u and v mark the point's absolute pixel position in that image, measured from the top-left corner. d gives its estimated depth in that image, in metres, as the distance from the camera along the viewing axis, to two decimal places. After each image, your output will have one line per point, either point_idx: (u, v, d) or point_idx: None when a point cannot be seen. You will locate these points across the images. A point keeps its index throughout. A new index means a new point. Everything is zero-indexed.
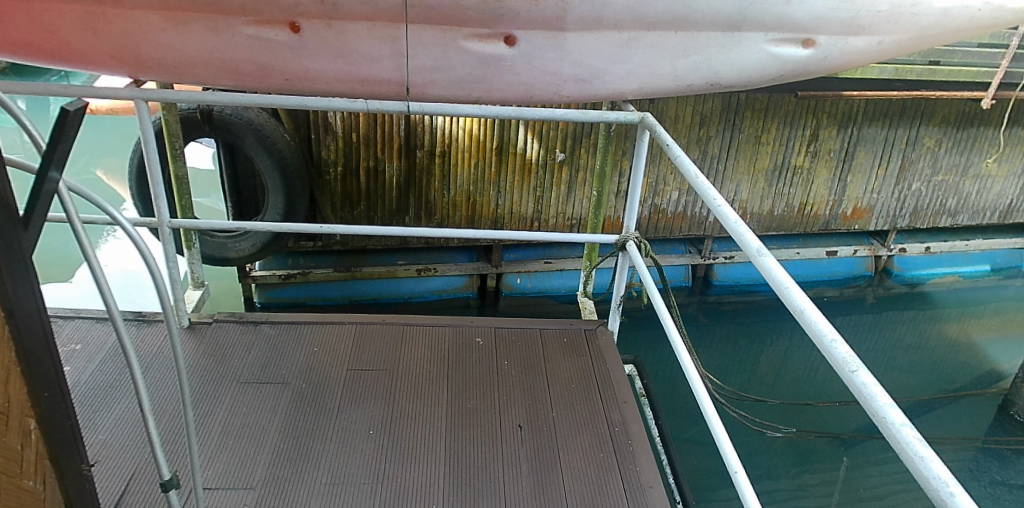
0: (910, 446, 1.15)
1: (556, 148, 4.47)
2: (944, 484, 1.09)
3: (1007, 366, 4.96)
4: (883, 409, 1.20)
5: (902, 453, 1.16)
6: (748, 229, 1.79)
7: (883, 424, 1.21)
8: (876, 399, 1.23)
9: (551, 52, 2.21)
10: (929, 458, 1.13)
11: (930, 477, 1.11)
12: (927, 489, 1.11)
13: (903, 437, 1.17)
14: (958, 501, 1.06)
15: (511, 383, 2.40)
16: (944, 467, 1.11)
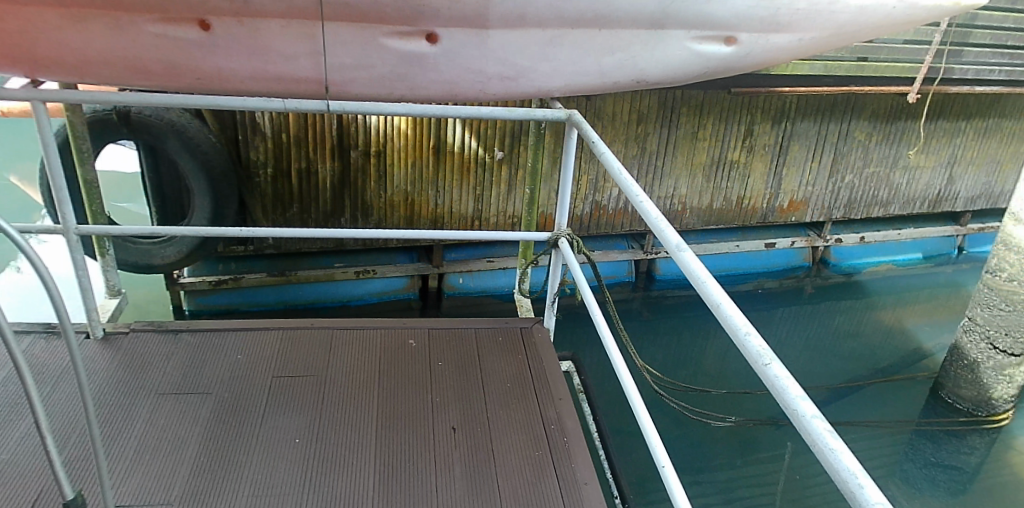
0: (821, 439, 1.16)
1: (495, 146, 4.47)
2: (852, 476, 1.10)
3: (931, 345, 5.19)
4: (795, 402, 1.22)
5: (813, 446, 1.17)
6: (668, 224, 1.80)
7: (795, 416, 1.22)
8: (788, 391, 1.24)
9: (474, 49, 2.19)
10: (839, 450, 1.13)
11: (840, 469, 1.11)
12: (837, 481, 1.12)
13: (814, 429, 1.18)
14: (867, 495, 1.06)
15: (445, 383, 2.38)
16: (854, 459, 1.12)
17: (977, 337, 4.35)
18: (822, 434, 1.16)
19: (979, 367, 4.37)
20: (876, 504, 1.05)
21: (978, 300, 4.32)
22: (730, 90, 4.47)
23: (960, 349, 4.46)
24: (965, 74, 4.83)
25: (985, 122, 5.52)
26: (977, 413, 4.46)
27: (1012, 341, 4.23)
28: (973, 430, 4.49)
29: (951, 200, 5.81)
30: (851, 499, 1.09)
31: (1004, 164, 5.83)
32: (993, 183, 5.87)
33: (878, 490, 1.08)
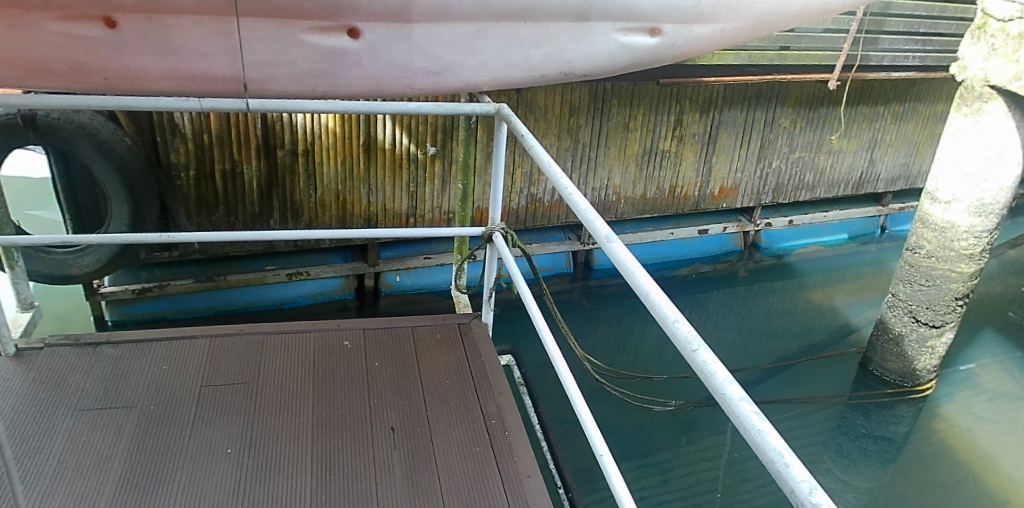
0: (748, 420, 1.18)
1: (427, 142, 4.51)
2: (779, 455, 1.12)
3: (858, 320, 5.46)
4: (723, 386, 1.24)
5: (741, 428, 1.19)
6: (598, 215, 1.81)
7: (723, 400, 1.25)
8: (716, 375, 1.26)
9: (399, 44, 2.14)
10: (766, 431, 1.16)
11: (767, 450, 1.14)
12: (764, 462, 1.14)
13: (741, 412, 1.20)
14: (793, 473, 1.09)
15: (382, 384, 2.35)
16: (780, 439, 1.14)
17: (900, 311, 4.55)
18: (749, 416, 1.18)
19: (904, 340, 4.57)
20: (802, 482, 1.08)
21: (900, 276, 4.53)
22: (658, 81, 4.54)
23: (885, 323, 4.68)
24: (881, 61, 5.04)
25: (901, 106, 5.77)
26: (904, 384, 4.67)
27: (933, 313, 4.41)
28: (901, 401, 4.72)
29: (872, 182, 6.08)
30: (779, 478, 1.11)
31: (920, 146, 6.12)
32: (910, 165, 6.16)
33: (803, 467, 1.10)
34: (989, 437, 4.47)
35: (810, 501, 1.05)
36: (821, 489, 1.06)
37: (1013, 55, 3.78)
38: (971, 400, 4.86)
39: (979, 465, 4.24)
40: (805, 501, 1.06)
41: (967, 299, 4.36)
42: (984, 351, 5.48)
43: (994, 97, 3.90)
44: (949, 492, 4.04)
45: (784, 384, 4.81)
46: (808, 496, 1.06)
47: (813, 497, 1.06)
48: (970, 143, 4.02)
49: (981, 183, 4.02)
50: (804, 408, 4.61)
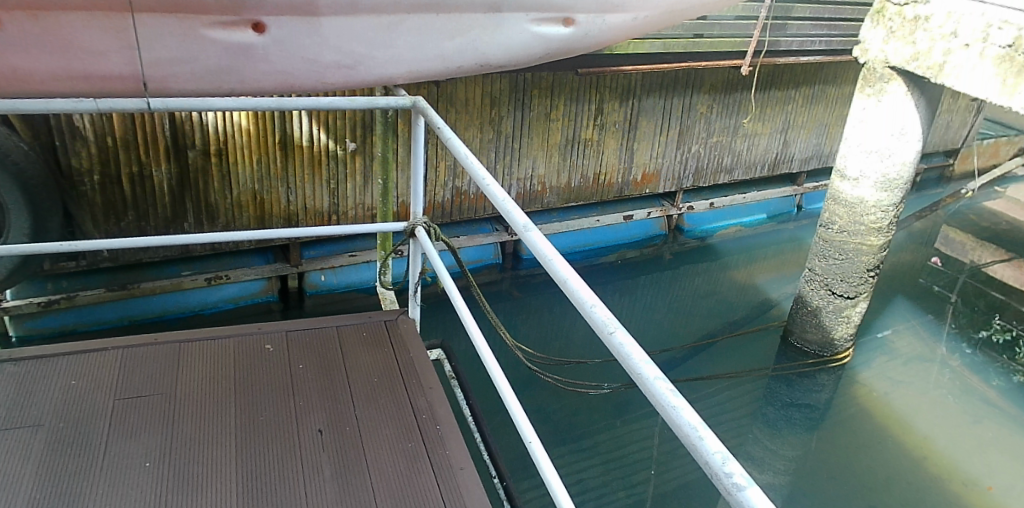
0: (663, 397, 1.21)
1: (346, 137, 4.45)
2: (693, 430, 1.16)
3: (777, 296, 5.74)
4: (639, 367, 1.27)
5: (657, 405, 1.22)
6: (514, 205, 1.82)
7: (639, 379, 1.28)
8: (632, 357, 1.29)
9: (307, 37, 2.09)
10: (680, 407, 1.19)
11: (681, 425, 1.17)
12: (680, 436, 1.17)
13: (657, 390, 1.23)
14: (706, 444, 1.12)
15: (309, 386, 2.31)
16: (694, 414, 1.17)
17: (817, 285, 4.77)
18: (664, 393, 1.21)
19: (821, 312, 4.80)
20: (716, 453, 1.12)
21: (815, 251, 4.74)
22: (577, 71, 4.59)
23: (804, 297, 4.89)
24: (789, 46, 5.25)
25: (811, 88, 6.03)
26: (823, 354, 4.90)
27: (847, 284, 4.63)
28: (821, 370, 4.95)
29: (787, 163, 6.34)
30: (694, 451, 1.15)
31: (830, 127, 6.42)
32: (822, 145, 6.46)
33: (716, 439, 1.14)
34: (903, 401, 4.80)
35: (723, 471, 1.10)
36: (733, 458, 1.10)
37: (909, 37, 4.00)
38: (887, 365, 5.17)
39: (894, 426, 4.56)
40: (719, 471, 1.10)
41: (878, 270, 4.61)
42: (896, 318, 5.82)
43: (894, 78, 4.11)
44: (869, 454, 4.32)
45: (708, 359, 5.01)
46: (722, 466, 1.10)
47: (726, 466, 1.10)
48: (874, 122, 4.24)
49: (885, 159, 4.24)
50: (730, 383, 4.79)
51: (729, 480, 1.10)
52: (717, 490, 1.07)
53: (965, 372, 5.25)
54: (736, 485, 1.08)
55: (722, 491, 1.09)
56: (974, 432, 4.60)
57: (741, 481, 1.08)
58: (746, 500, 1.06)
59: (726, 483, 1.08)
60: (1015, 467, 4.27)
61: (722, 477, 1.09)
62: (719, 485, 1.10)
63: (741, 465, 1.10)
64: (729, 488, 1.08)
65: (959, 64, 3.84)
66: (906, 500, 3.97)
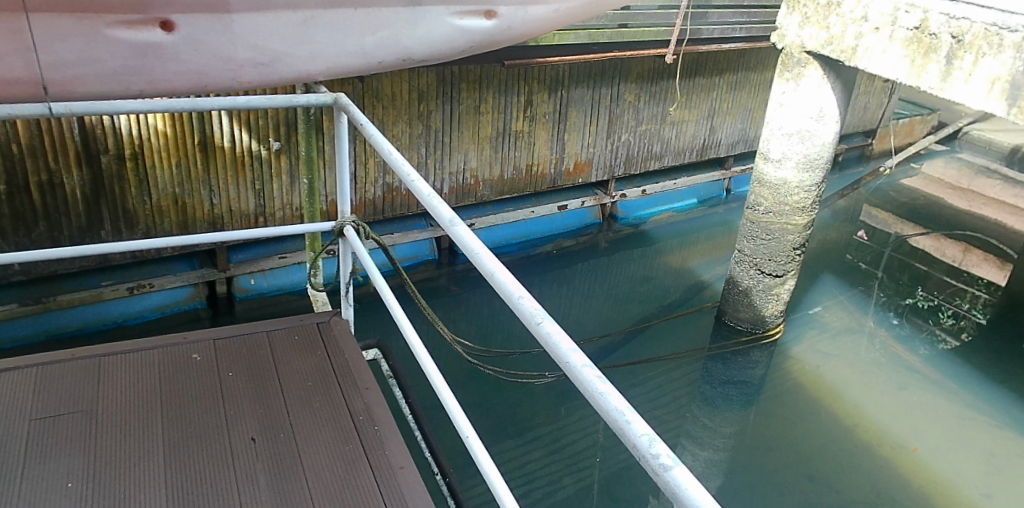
0: (591, 384, 1.23)
1: (270, 137, 4.35)
2: (621, 414, 1.18)
3: (710, 277, 5.94)
4: (567, 355, 1.28)
5: (585, 391, 1.23)
6: (440, 199, 1.77)
7: (568, 368, 1.29)
8: (560, 346, 1.30)
9: (219, 35, 2.01)
10: (607, 392, 1.21)
11: (610, 410, 1.19)
12: (608, 421, 1.19)
13: (585, 377, 1.24)
14: (634, 428, 1.14)
15: (241, 394, 2.25)
16: (621, 398, 1.19)
17: (747, 266, 4.92)
18: (591, 380, 1.23)
19: (752, 291, 4.96)
20: (642, 436, 1.14)
21: (743, 233, 4.89)
22: (502, 63, 4.61)
23: (735, 277, 5.05)
24: (711, 34, 5.41)
25: (734, 75, 6.21)
26: (755, 331, 5.06)
27: (775, 263, 4.80)
28: (754, 347, 5.12)
29: (714, 148, 6.53)
30: (622, 434, 1.16)
31: (754, 113, 6.64)
32: (747, 130, 6.67)
33: (643, 422, 1.16)
34: (834, 372, 5.02)
35: (650, 452, 1.12)
36: (659, 440, 1.12)
37: (824, 22, 4.14)
38: (818, 339, 5.39)
39: (827, 398, 4.76)
40: (646, 453, 1.11)
41: (803, 248, 4.79)
42: (824, 294, 6.07)
43: (812, 62, 4.26)
44: (805, 426, 4.50)
45: (648, 342, 5.13)
46: (648, 447, 1.12)
47: (653, 447, 1.12)
48: (794, 105, 4.39)
49: (805, 140, 4.41)
50: (666, 365, 4.95)
51: (656, 461, 1.12)
52: (644, 471, 1.09)
53: (892, 342, 5.52)
54: (663, 466, 1.10)
55: (650, 472, 1.11)
56: (901, 398, 4.84)
57: (667, 461, 1.10)
58: (673, 479, 1.09)
59: (653, 463, 1.10)
60: (938, 430, 4.54)
61: (649, 459, 1.11)
62: (647, 467, 1.12)
63: (667, 445, 1.12)
64: (656, 469, 1.10)
65: (870, 47, 4.02)
66: (840, 467, 4.16)
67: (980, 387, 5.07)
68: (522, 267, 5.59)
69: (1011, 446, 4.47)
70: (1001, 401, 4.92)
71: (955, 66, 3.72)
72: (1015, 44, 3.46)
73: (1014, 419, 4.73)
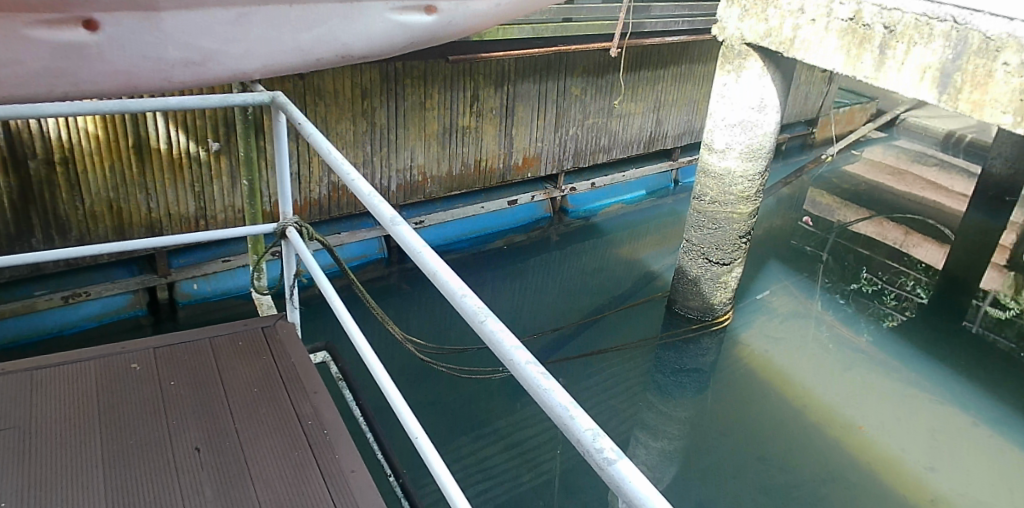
0: (535, 381, 1.23)
1: (208, 137, 4.24)
2: (564, 409, 1.19)
3: (659, 267, 6.06)
4: (511, 352, 1.28)
5: (529, 388, 1.23)
6: (382, 198, 1.69)
7: (511, 365, 1.29)
8: (504, 343, 1.29)
9: (147, 34, 1.76)
10: (551, 388, 1.21)
11: (553, 406, 1.19)
12: (553, 417, 1.19)
13: (529, 374, 1.24)
14: (578, 423, 1.15)
15: (183, 404, 2.19)
16: (565, 394, 1.20)
17: (695, 255, 5.02)
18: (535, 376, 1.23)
19: (701, 280, 5.05)
20: (586, 430, 1.15)
21: (690, 223, 4.97)
22: (446, 58, 4.58)
23: (683, 267, 5.13)
24: (654, 27, 5.50)
25: (679, 67, 6.31)
26: (705, 319, 5.16)
27: (722, 252, 4.91)
28: (704, 334, 5.24)
29: (661, 140, 6.63)
30: (566, 429, 1.17)
31: (699, 104, 6.76)
32: (693, 121, 6.80)
33: (586, 416, 1.17)
34: (781, 356, 5.17)
35: (594, 446, 1.13)
36: (602, 433, 1.13)
37: (762, 15, 4.23)
38: (766, 324, 5.53)
39: (776, 382, 4.89)
40: (589, 447, 1.12)
41: (749, 237, 4.91)
42: (770, 279, 6.23)
43: (751, 54, 4.36)
44: (757, 410, 4.62)
45: (600, 333, 5.21)
46: (592, 442, 1.13)
47: (596, 442, 1.13)
48: (736, 96, 4.48)
49: (747, 131, 4.51)
50: (619, 356, 5.03)
51: (600, 455, 1.13)
52: (588, 466, 1.10)
53: (838, 324, 5.68)
54: (607, 460, 1.11)
55: (594, 466, 1.12)
56: (846, 378, 5.01)
57: (611, 454, 1.11)
58: (617, 472, 1.10)
59: (597, 458, 1.11)
60: (882, 408, 4.71)
61: (593, 453, 1.12)
62: (591, 460, 1.13)
63: (611, 439, 1.14)
64: (600, 463, 1.11)
65: (807, 39, 4.13)
66: (791, 449, 4.28)
67: (916, 364, 5.30)
68: (473, 263, 5.58)
69: (949, 420, 4.68)
70: (939, 378, 5.15)
71: (888, 56, 3.84)
72: (943, 33, 3.61)
73: (952, 394, 4.96)
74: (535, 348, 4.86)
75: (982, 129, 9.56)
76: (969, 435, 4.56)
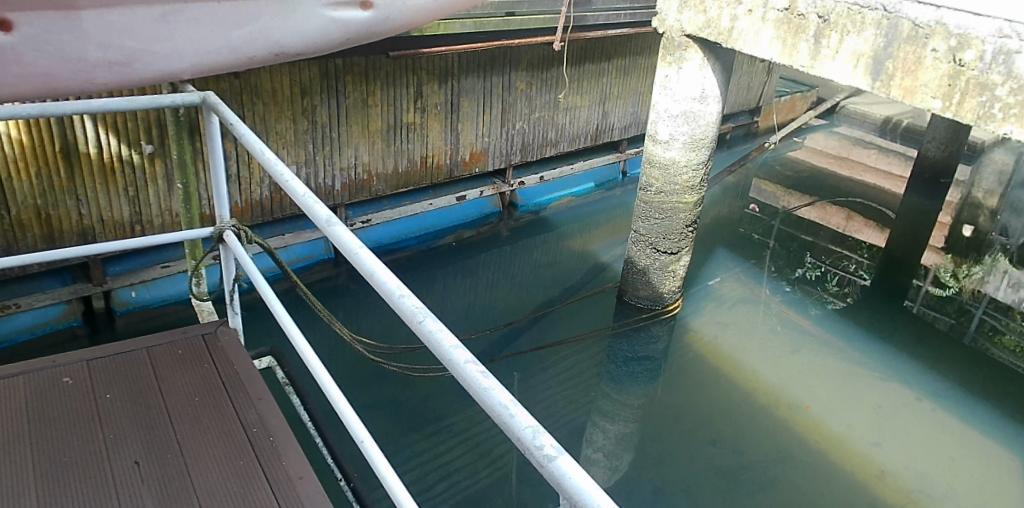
0: (475, 380, 1.21)
1: (141, 140, 4.10)
2: (505, 407, 1.17)
3: (608, 258, 6.14)
4: (450, 352, 1.26)
5: (470, 388, 1.21)
6: (316, 198, 1.66)
7: (451, 364, 1.26)
8: (443, 343, 1.27)
9: (63, 34, 1.47)
10: (492, 387, 1.19)
11: (493, 405, 1.18)
12: (493, 416, 1.18)
13: (468, 373, 1.22)
14: (518, 421, 1.14)
15: (121, 418, 2.11)
16: (505, 392, 1.18)
17: (644, 245, 5.08)
18: (476, 376, 1.21)
19: (649, 270, 5.12)
20: (527, 428, 1.14)
21: (638, 213, 5.03)
22: (387, 54, 4.55)
23: (632, 258, 5.20)
24: (596, 20, 5.57)
25: (623, 59, 6.37)
26: (655, 308, 5.24)
27: (669, 242, 4.98)
28: (655, 322, 5.32)
29: (608, 132, 6.70)
30: (507, 428, 1.16)
31: (644, 95, 6.84)
32: (639, 113, 6.88)
33: (527, 414, 1.16)
34: (730, 341, 5.28)
35: (535, 444, 1.12)
36: (543, 431, 1.13)
37: (701, 6, 4.29)
38: (714, 310, 5.64)
39: (726, 367, 4.99)
40: (530, 445, 1.12)
41: (694, 225, 5.00)
42: (719, 267, 6.36)
43: (691, 46, 4.43)
44: (709, 395, 4.71)
45: (553, 325, 5.25)
46: (533, 439, 1.13)
47: (538, 439, 1.13)
48: (678, 87, 4.54)
49: (690, 122, 4.58)
50: (571, 348, 5.07)
51: (541, 452, 1.13)
52: (529, 464, 1.09)
53: (784, 308, 5.83)
54: (548, 457, 1.11)
55: (535, 464, 1.12)
56: (792, 360, 5.15)
57: (552, 451, 1.11)
58: (558, 469, 1.09)
59: (538, 455, 1.11)
60: (828, 387, 4.87)
61: (534, 451, 1.12)
62: (533, 458, 1.13)
63: (551, 436, 1.13)
64: (541, 460, 1.11)
65: (744, 29, 4.21)
66: (741, 431, 4.39)
67: (857, 342, 5.50)
68: (423, 259, 5.55)
69: (892, 396, 4.86)
70: (881, 356, 5.34)
71: (823, 45, 3.94)
72: (874, 21, 3.71)
73: (892, 370, 5.16)
74: (487, 345, 4.87)
75: (917, 114, 9.90)
76: (911, 409, 4.75)
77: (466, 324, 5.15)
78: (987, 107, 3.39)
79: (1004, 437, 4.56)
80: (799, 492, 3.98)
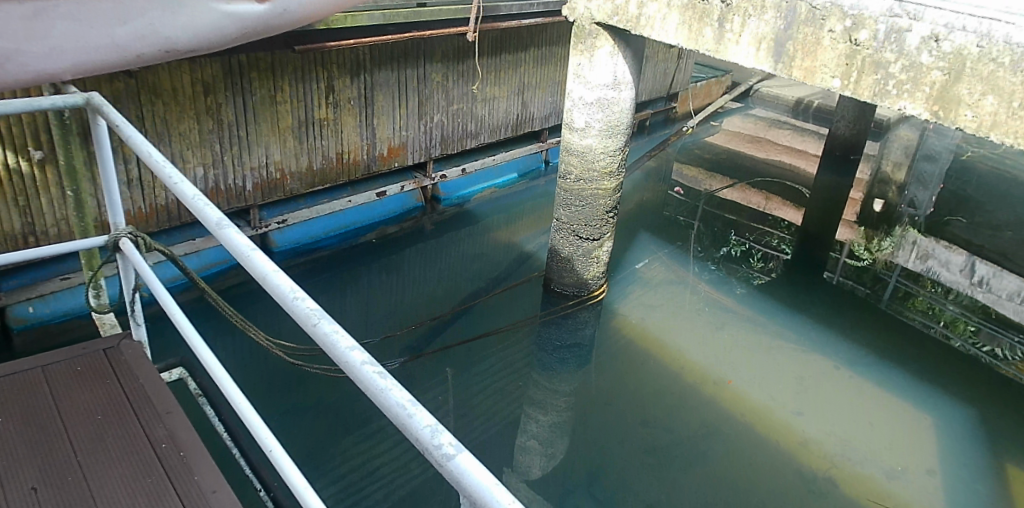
0: (373, 382, 1.18)
1: (29, 145, 3.87)
2: (403, 407, 1.15)
3: (532, 248, 6.19)
4: (347, 354, 1.22)
5: (368, 390, 1.19)
6: (206, 202, 1.59)
7: (348, 366, 1.23)
8: (338, 345, 1.24)
9: None
10: (390, 388, 1.17)
11: (391, 405, 1.15)
12: (392, 417, 1.15)
13: (366, 374, 1.19)
14: (417, 421, 1.11)
15: (14, 445, 1.99)
16: (403, 392, 1.16)
17: (566, 233, 5.13)
18: (373, 377, 1.18)
19: (574, 257, 5.18)
20: (426, 427, 1.11)
21: (559, 202, 5.07)
22: (291, 48, 4.44)
23: (556, 246, 5.24)
24: (508, 11, 5.60)
25: (539, 49, 6.41)
26: (581, 294, 5.30)
27: (591, 228, 5.05)
28: (582, 308, 5.37)
29: (528, 122, 6.73)
30: (405, 427, 1.13)
31: (561, 84, 6.90)
32: (557, 102, 6.95)
33: (426, 412, 1.14)
34: (656, 324, 5.42)
35: (432, 444, 1.09)
36: (441, 429, 1.10)
37: None
38: (640, 294, 5.77)
39: (653, 349, 5.12)
40: (428, 445, 1.09)
41: (614, 211, 5.09)
42: (643, 251, 6.50)
43: (601, 34, 4.49)
44: (637, 378, 4.82)
45: (480, 316, 5.25)
46: (431, 439, 1.10)
47: (436, 438, 1.10)
48: (590, 76, 4.60)
49: (603, 109, 4.65)
50: (499, 339, 5.08)
51: (440, 451, 1.10)
52: (428, 464, 1.07)
53: (705, 287, 6.01)
54: (447, 455, 1.08)
55: (435, 462, 1.09)
56: (714, 337, 5.32)
57: (450, 450, 1.09)
58: (457, 467, 1.07)
59: (436, 454, 1.09)
60: (749, 362, 5.06)
61: (433, 450, 1.09)
62: (432, 457, 1.10)
63: (450, 434, 1.11)
64: (439, 459, 1.08)
65: (652, 15, 4.30)
66: (668, 410, 4.50)
67: (774, 316, 5.72)
68: (345, 258, 5.46)
69: (811, 366, 5.09)
70: (797, 328, 5.58)
71: (726, 29, 4.06)
72: (774, 5, 3.85)
73: (808, 341, 5.40)
74: (413, 341, 4.83)
75: (826, 94, 10.31)
76: (827, 378, 4.99)
77: (392, 322, 5.09)
78: (883, 84, 3.55)
79: (912, 398, 4.84)
80: (727, 465, 4.12)
